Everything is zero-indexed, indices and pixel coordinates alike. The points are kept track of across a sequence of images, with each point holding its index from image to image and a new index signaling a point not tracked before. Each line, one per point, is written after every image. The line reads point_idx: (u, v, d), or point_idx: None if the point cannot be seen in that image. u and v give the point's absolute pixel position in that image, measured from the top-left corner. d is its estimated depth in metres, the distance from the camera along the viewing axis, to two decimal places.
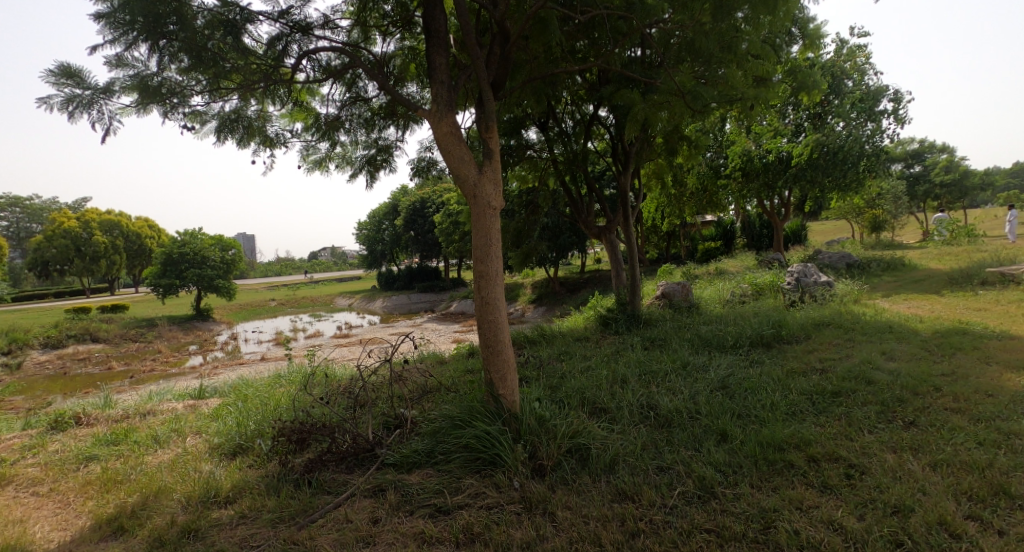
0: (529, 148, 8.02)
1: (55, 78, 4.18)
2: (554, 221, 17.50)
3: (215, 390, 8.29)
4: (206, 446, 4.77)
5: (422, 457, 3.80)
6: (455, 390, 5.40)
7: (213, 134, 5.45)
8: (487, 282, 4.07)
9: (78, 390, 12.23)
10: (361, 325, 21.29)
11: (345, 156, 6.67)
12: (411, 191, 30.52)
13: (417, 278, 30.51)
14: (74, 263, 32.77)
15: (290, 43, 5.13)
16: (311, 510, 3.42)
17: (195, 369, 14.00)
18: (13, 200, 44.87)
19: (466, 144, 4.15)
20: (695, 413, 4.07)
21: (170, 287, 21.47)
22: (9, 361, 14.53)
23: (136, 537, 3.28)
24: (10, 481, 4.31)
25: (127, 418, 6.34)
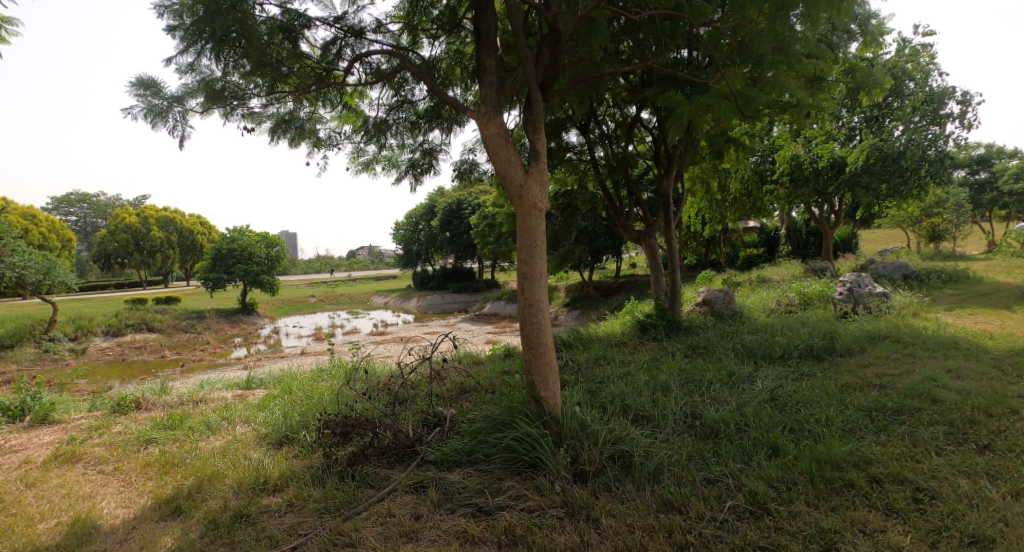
0: (571, 149, 7.96)
1: (135, 89, 4.45)
2: (592, 225, 17.34)
3: (262, 381, 8.61)
4: (255, 435, 4.95)
5: (462, 456, 3.83)
6: (492, 391, 5.41)
7: (269, 137, 5.69)
8: (531, 283, 4.06)
9: (135, 376, 12.99)
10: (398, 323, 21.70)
11: (391, 158, 6.81)
12: (449, 192, 30.91)
13: (453, 278, 30.84)
14: (133, 256, 35.25)
15: (344, 47, 5.30)
16: (356, 502, 3.50)
17: (240, 361, 14.63)
18: (82, 197, 48.30)
19: (513, 145, 4.16)
20: (743, 425, 3.94)
21: (219, 281, 22.47)
22: (75, 346, 15.58)
23: (192, 518, 3.43)
24: (79, 459, 4.60)
25: (181, 405, 6.65)
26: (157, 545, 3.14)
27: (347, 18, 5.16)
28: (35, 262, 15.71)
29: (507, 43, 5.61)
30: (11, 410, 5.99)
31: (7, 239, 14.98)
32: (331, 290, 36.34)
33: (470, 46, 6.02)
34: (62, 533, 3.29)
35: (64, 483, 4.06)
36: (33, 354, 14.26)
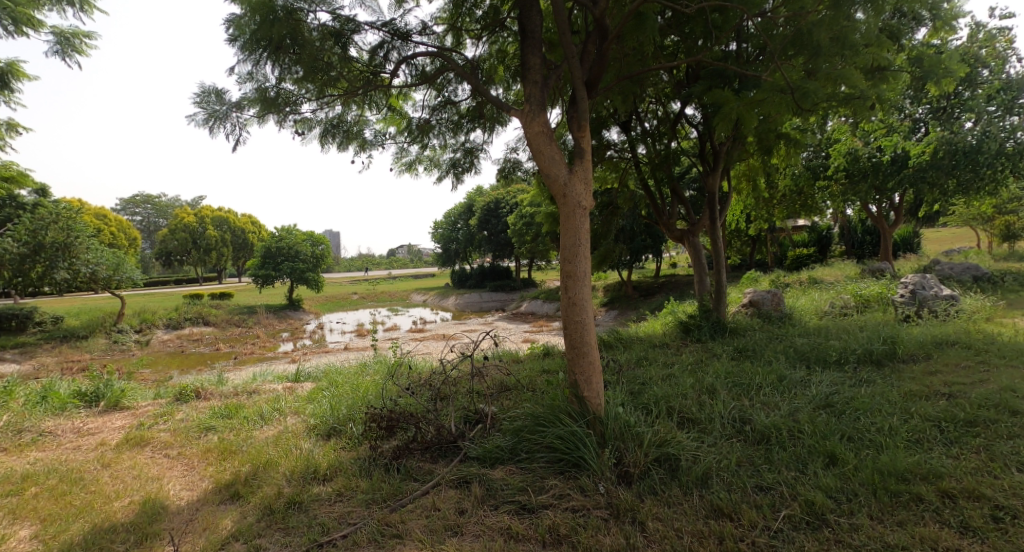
0: (612, 146, 7.86)
1: (199, 97, 4.69)
2: (630, 224, 16.84)
3: (309, 374, 8.92)
4: (305, 426, 5.13)
5: (504, 454, 3.85)
6: (532, 389, 5.40)
7: (317, 140, 5.87)
8: (575, 282, 4.03)
9: (192, 367, 13.74)
10: (437, 321, 22.03)
11: (433, 159, 6.91)
12: (487, 191, 31.10)
13: (491, 276, 31.02)
14: (190, 253, 37.26)
15: (390, 49, 5.40)
16: (401, 495, 3.58)
17: (287, 354, 15.24)
18: (145, 199, 51.46)
19: (557, 144, 4.14)
20: (796, 432, 3.78)
21: (268, 278, 23.41)
22: (140, 338, 16.62)
23: (250, 503, 3.60)
24: (146, 443, 4.91)
25: (235, 395, 6.98)
26: (218, 527, 3.31)
27: (394, 21, 5.26)
28: (106, 259, 16.86)
29: (551, 40, 5.58)
30: (88, 396, 6.45)
31: (80, 237, 16.11)
32: (373, 288, 37.27)
33: (513, 45, 6.02)
34: (134, 511, 3.51)
35: (135, 465, 4.33)
36: (104, 345, 15.33)
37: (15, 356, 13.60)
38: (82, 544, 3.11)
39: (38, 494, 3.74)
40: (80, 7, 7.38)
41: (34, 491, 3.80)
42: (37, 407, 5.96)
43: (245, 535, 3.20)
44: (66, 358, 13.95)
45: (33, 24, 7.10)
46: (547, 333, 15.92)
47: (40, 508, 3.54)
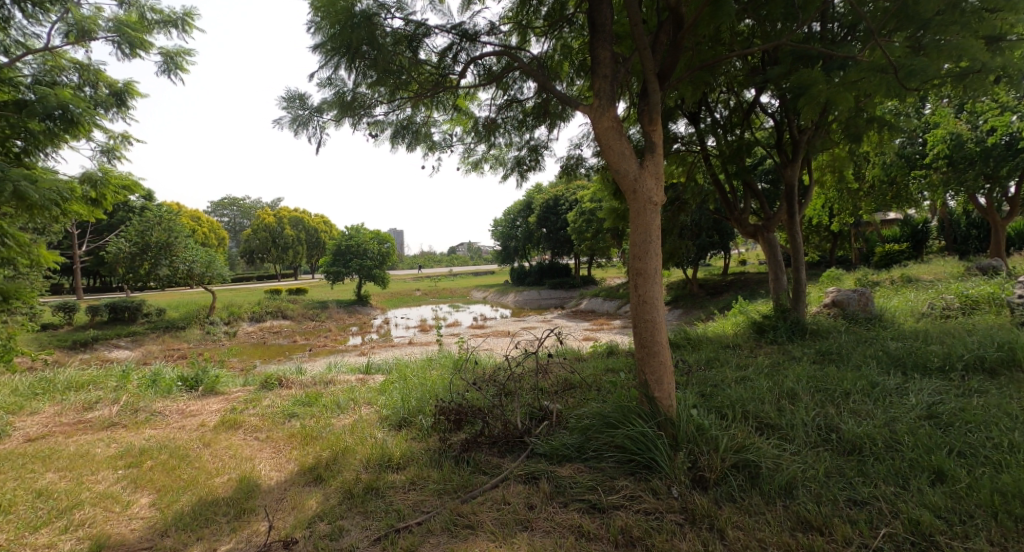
0: (680, 139, 7.58)
1: (285, 101, 5.01)
2: (695, 220, 15.97)
3: (378, 367, 9.29)
4: (378, 416, 5.35)
5: (572, 451, 3.82)
6: (598, 388, 5.32)
7: (388, 141, 6.08)
8: (645, 280, 3.93)
9: (273, 357, 14.75)
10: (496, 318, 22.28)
11: (498, 157, 6.97)
12: (547, 188, 31.03)
13: (550, 274, 30.83)
14: (270, 251, 39.90)
15: (459, 51, 5.51)
16: (471, 487, 3.65)
17: (356, 347, 15.99)
18: (231, 201, 55.67)
19: (627, 139, 4.05)
20: (894, 443, 3.50)
21: (339, 274, 24.58)
22: (229, 329, 18.02)
23: (331, 486, 3.80)
24: (239, 425, 5.31)
25: (314, 385, 7.40)
26: (305, 507, 3.53)
27: (463, 23, 5.36)
28: (200, 256, 18.25)
29: (619, 31, 5.45)
30: (189, 381, 7.08)
31: (179, 238, 17.65)
32: (435, 285, 38.16)
33: (578, 40, 5.96)
34: (232, 487, 3.81)
35: (231, 445, 4.70)
36: (199, 335, 16.77)
37: (127, 344, 15.15)
38: (191, 514, 3.41)
39: (153, 466, 4.15)
40: (182, 28, 8.06)
41: (149, 464, 4.21)
42: (149, 389, 6.63)
43: (329, 516, 3.38)
44: (168, 346, 15.40)
45: (144, 47, 7.77)
46: (606, 333, 15.27)
47: (156, 479, 3.92)
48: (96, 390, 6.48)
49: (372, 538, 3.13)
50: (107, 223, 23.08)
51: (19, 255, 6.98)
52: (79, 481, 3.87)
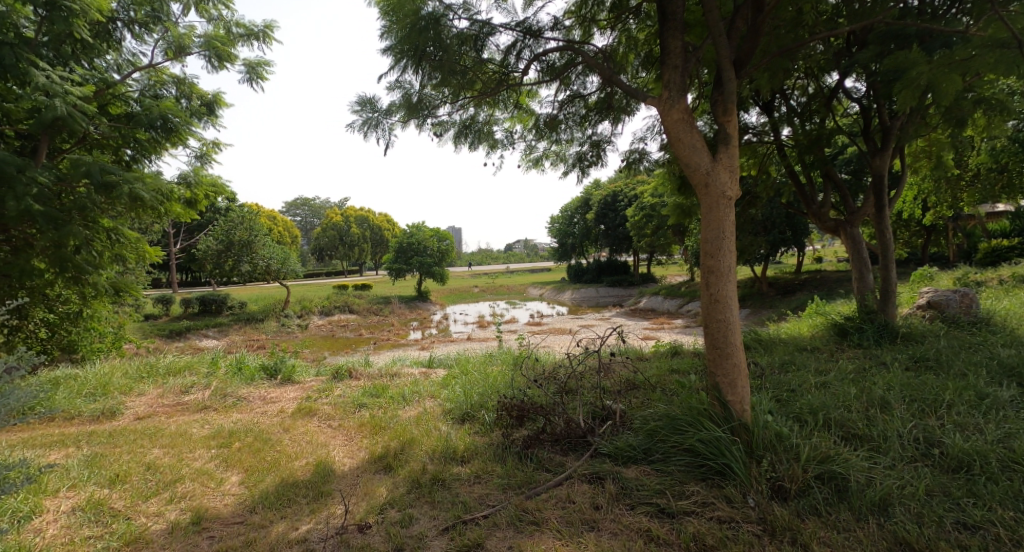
0: (753, 130, 7.18)
1: (356, 105, 5.20)
2: (766, 215, 15.15)
3: (439, 361, 9.49)
4: (441, 409, 5.46)
5: (638, 453, 3.72)
6: (663, 389, 5.15)
7: (452, 140, 6.17)
8: (717, 279, 3.74)
9: (341, 349, 15.46)
10: (554, 315, 22.24)
11: (559, 153, 6.91)
12: (605, 184, 30.52)
13: (608, 271, 30.27)
14: (338, 249, 41.86)
15: (523, 48, 5.49)
16: (535, 483, 3.64)
17: (417, 341, 16.45)
18: (303, 202, 58.99)
19: (698, 131, 3.87)
20: (1009, 463, 3.16)
21: (401, 271, 25.36)
22: (302, 322, 19.07)
23: (399, 475, 3.92)
24: (313, 413, 5.59)
25: (380, 376, 7.68)
26: (376, 493, 3.65)
27: (526, 20, 5.34)
28: (277, 253, 19.41)
29: (689, 19, 5.24)
30: (270, 369, 7.56)
31: (259, 236, 18.88)
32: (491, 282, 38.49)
33: (644, 30, 5.78)
34: (310, 471, 4.01)
35: (307, 431, 4.96)
36: (275, 327, 17.87)
37: (214, 334, 16.37)
38: (275, 494, 3.62)
39: (241, 448, 4.45)
40: (263, 40, 8.57)
41: (237, 445, 4.52)
42: (236, 376, 7.14)
43: (399, 504, 3.48)
44: (248, 337, 16.54)
45: (231, 59, 8.31)
46: (668, 332, 14.71)
47: (244, 459, 4.20)
48: (190, 375, 7.05)
49: (440, 528, 3.20)
50: (197, 222, 25.07)
51: (128, 251, 7.72)
52: (179, 457, 4.21)
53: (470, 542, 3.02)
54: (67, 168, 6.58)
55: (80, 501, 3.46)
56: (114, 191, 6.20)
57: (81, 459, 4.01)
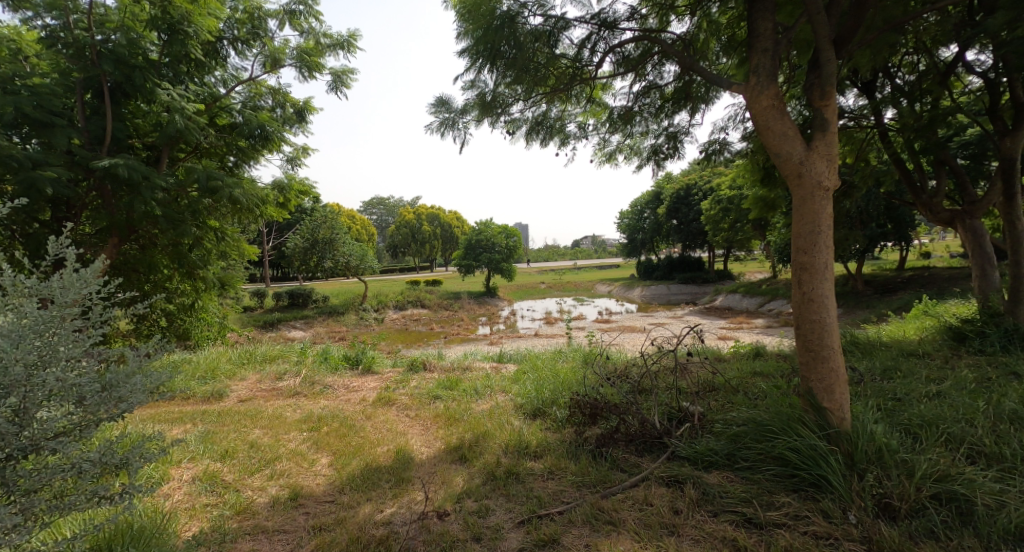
0: (852, 114, 6.59)
1: (434, 107, 5.35)
2: (862, 207, 13.93)
3: (510, 356, 9.59)
4: (513, 404, 5.50)
5: (720, 458, 3.54)
6: (746, 391, 4.88)
7: (524, 137, 6.19)
8: (812, 276, 3.48)
9: (414, 342, 16.03)
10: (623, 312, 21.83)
11: (633, 147, 6.73)
12: (677, 178, 29.42)
13: (680, 268, 29.16)
14: (411, 246, 43.39)
15: (597, 41, 5.39)
16: (610, 483, 3.58)
17: (486, 336, 16.71)
18: (378, 201, 61.80)
19: (790, 117, 3.61)
20: None
21: (470, 267, 25.86)
22: (379, 316, 19.98)
23: (474, 467, 3.99)
24: (392, 403, 5.83)
25: (453, 370, 7.89)
26: (453, 482, 3.75)
27: (601, 12, 5.22)
28: (355, 251, 20.44)
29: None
30: (352, 359, 7.99)
31: (341, 234, 19.97)
32: (558, 278, 38.33)
33: (726, 14, 5.48)
34: (391, 457, 4.19)
35: (387, 420, 5.18)
36: (355, 320, 18.84)
37: (301, 325, 17.54)
38: (360, 477, 3.82)
39: (328, 432, 4.73)
40: (348, 49, 9.02)
41: (325, 429, 4.81)
42: (322, 365, 7.62)
43: (475, 495, 3.55)
44: (331, 328, 17.57)
45: (318, 69, 8.82)
46: (747, 332, 14.05)
47: (332, 443, 4.46)
48: (283, 363, 7.61)
49: (516, 520, 3.23)
50: (285, 222, 26.95)
51: (231, 248, 8.44)
52: (277, 437, 4.55)
53: (547, 537, 3.02)
54: (182, 174, 7.29)
55: (198, 472, 3.83)
56: (220, 193, 6.78)
57: (197, 434, 4.44)
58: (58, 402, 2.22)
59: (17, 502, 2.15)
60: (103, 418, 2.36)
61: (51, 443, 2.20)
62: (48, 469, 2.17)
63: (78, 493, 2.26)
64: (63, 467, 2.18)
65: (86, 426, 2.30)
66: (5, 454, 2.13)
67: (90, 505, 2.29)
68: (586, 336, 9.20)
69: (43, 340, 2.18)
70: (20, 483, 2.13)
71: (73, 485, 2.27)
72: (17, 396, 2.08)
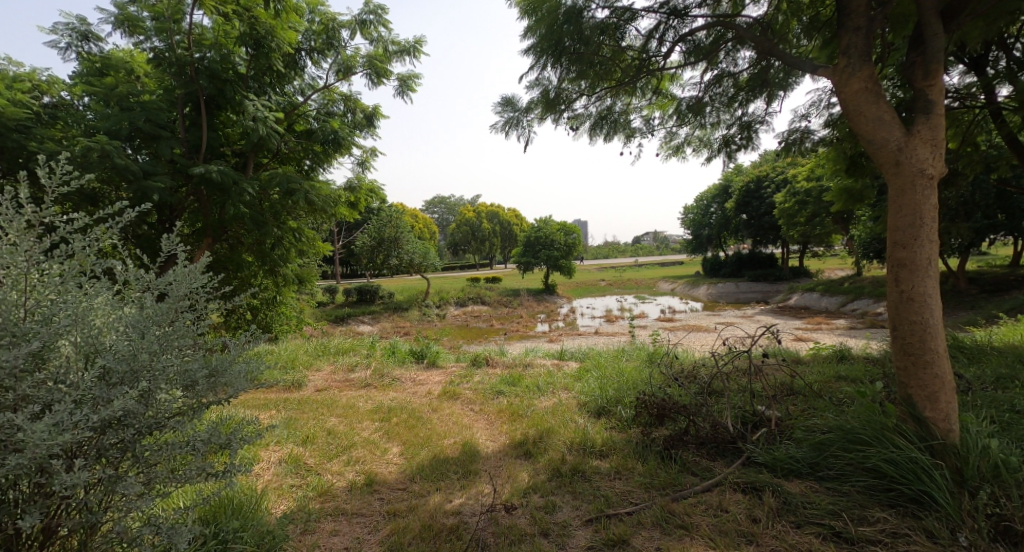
0: (957, 93, 5.95)
1: (499, 107, 5.38)
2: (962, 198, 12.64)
3: (571, 353, 9.50)
4: (577, 401, 5.45)
5: (803, 466, 3.32)
6: (829, 396, 4.56)
7: (587, 133, 6.09)
8: (913, 273, 3.18)
9: (475, 338, 16.29)
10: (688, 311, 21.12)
11: (703, 139, 6.46)
12: (747, 170, 28.00)
13: (750, 265, 27.77)
14: (471, 244, 44.07)
15: (666, 30, 5.20)
16: (681, 486, 3.45)
17: (546, 333, 16.69)
18: (440, 199, 63.28)
19: (887, 100, 3.31)
20: None
21: (531, 264, 25.89)
22: (442, 312, 20.45)
23: (539, 463, 3.98)
24: (457, 397, 5.94)
25: (514, 366, 7.93)
26: (519, 477, 3.75)
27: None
28: (419, 248, 21.01)
29: None
30: (419, 353, 8.22)
31: (405, 233, 20.61)
32: (619, 275, 37.63)
33: None
34: (458, 450, 4.27)
35: (453, 413, 5.28)
36: (418, 316, 19.39)
37: (368, 320, 18.29)
38: (430, 467, 3.91)
39: (398, 422, 4.89)
40: (414, 54, 9.26)
41: (395, 420, 4.97)
42: (391, 359, 7.89)
43: (542, 490, 3.54)
44: (396, 323, 18.19)
45: (386, 75, 9.11)
46: (827, 334, 13.15)
47: (402, 433, 4.61)
48: (354, 355, 7.95)
49: (584, 518, 3.19)
50: (353, 222, 28.16)
51: (308, 246, 8.91)
52: (351, 426, 4.75)
53: (616, 537, 2.95)
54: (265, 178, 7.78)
55: (284, 455, 4.07)
56: (300, 193, 7.16)
57: (281, 420, 4.73)
58: (175, 386, 2.38)
59: (141, 474, 2.32)
60: (210, 401, 2.52)
61: (171, 422, 2.36)
62: (168, 446, 2.33)
63: (190, 468, 2.40)
64: (182, 445, 2.34)
65: (197, 408, 2.45)
66: (134, 430, 2.28)
67: (201, 480, 2.44)
68: (651, 334, 8.95)
69: (162, 329, 2.34)
70: (147, 458, 2.29)
71: (187, 460, 2.43)
72: (145, 380, 2.24)
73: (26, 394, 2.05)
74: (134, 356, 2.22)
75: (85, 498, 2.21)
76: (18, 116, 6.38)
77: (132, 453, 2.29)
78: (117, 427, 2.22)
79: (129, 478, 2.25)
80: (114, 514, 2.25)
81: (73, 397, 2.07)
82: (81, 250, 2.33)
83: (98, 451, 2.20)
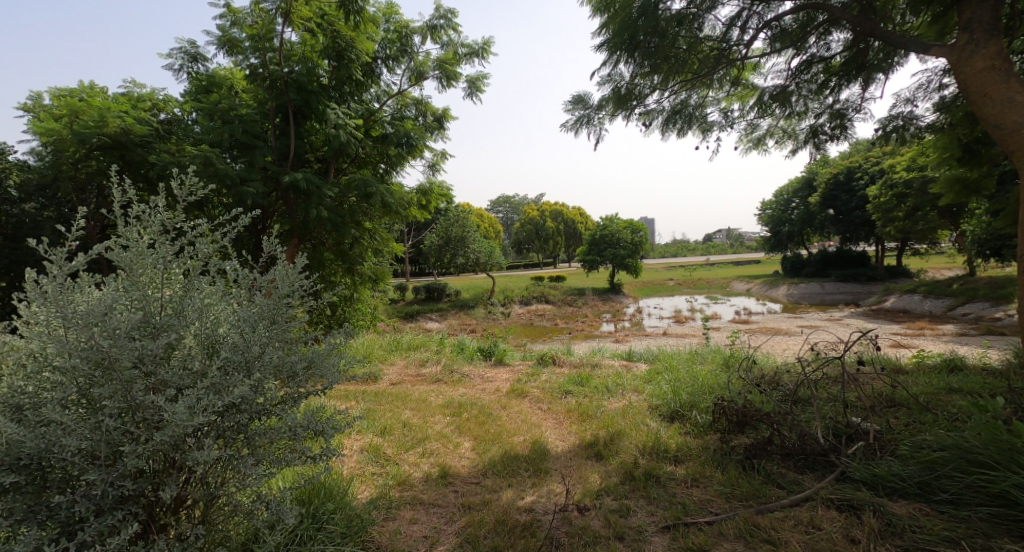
0: None
1: (570, 105, 5.29)
2: None
3: (640, 355, 9.22)
4: (648, 404, 5.26)
5: (911, 487, 3.01)
6: (938, 411, 4.10)
7: (659, 129, 5.86)
8: None
9: (540, 337, 16.28)
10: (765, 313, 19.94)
11: (788, 130, 6.03)
12: (834, 162, 26.03)
13: (837, 264, 25.78)
14: (536, 242, 44.09)
15: (751, 16, 4.89)
16: (766, 499, 3.23)
17: (612, 333, 16.37)
18: (506, 198, 63.79)
19: (1020, 79, 2.91)
20: None
21: (597, 263, 25.48)
22: (507, 310, 20.62)
23: (610, 465, 3.88)
24: (525, 395, 5.93)
25: (582, 366, 7.81)
26: (590, 478, 3.67)
27: None
28: (486, 247, 21.29)
29: None
30: (487, 350, 8.31)
31: (472, 231, 20.96)
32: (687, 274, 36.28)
33: None
34: (528, 447, 4.25)
35: (522, 411, 5.27)
36: (484, 314, 19.66)
37: (436, 317, 18.78)
38: (501, 463, 3.93)
39: (469, 418, 4.95)
40: (482, 55, 9.36)
41: (466, 415, 5.03)
42: (460, 355, 8.03)
43: (615, 493, 3.44)
44: (462, 321, 18.53)
45: (456, 78, 9.28)
46: (929, 341, 11.92)
47: (473, 429, 4.65)
48: (425, 351, 8.17)
49: (660, 525, 3.06)
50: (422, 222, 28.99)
51: (383, 244, 9.25)
52: (425, 419, 4.86)
53: (696, 547, 2.81)
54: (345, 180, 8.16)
55: (364, 444, 4.24)
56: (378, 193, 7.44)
57: (360, 411, 4.94)
58: (279, 376, 2.51)
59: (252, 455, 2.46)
60: (308, 391, 2.64)
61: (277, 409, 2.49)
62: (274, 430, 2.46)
63: (292, 453, 2.53)
64: (285, 430, 2.47)
65: (298, 397, 2.58)
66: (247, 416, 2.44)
67: (300, 464, 2.56)
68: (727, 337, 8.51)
69: (268, 324, 2.49)
70: (257, 440, 2.44)
71: (288, 445, 2.56)
72: (257, 370, 2.38)
73: (163, 378, 2.21)
74: (248, 348, 2.37)
75: (206, 473, 2.37)
76: (143, 132, 7.20)
77: (245, 435, 2.43)
78: (233, 411, 2.37)
79: (243, 457, 2.40)
80: (229, 489, 2.41)
81: (203, 383, 2.22)
82: (201, 250, 2.52)
83: (218, 433, 2.36)
